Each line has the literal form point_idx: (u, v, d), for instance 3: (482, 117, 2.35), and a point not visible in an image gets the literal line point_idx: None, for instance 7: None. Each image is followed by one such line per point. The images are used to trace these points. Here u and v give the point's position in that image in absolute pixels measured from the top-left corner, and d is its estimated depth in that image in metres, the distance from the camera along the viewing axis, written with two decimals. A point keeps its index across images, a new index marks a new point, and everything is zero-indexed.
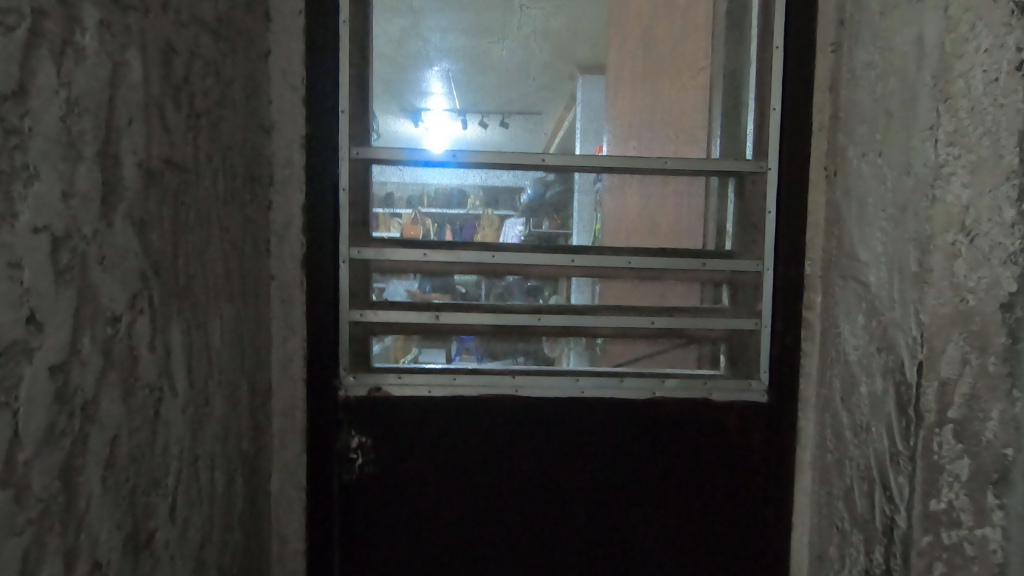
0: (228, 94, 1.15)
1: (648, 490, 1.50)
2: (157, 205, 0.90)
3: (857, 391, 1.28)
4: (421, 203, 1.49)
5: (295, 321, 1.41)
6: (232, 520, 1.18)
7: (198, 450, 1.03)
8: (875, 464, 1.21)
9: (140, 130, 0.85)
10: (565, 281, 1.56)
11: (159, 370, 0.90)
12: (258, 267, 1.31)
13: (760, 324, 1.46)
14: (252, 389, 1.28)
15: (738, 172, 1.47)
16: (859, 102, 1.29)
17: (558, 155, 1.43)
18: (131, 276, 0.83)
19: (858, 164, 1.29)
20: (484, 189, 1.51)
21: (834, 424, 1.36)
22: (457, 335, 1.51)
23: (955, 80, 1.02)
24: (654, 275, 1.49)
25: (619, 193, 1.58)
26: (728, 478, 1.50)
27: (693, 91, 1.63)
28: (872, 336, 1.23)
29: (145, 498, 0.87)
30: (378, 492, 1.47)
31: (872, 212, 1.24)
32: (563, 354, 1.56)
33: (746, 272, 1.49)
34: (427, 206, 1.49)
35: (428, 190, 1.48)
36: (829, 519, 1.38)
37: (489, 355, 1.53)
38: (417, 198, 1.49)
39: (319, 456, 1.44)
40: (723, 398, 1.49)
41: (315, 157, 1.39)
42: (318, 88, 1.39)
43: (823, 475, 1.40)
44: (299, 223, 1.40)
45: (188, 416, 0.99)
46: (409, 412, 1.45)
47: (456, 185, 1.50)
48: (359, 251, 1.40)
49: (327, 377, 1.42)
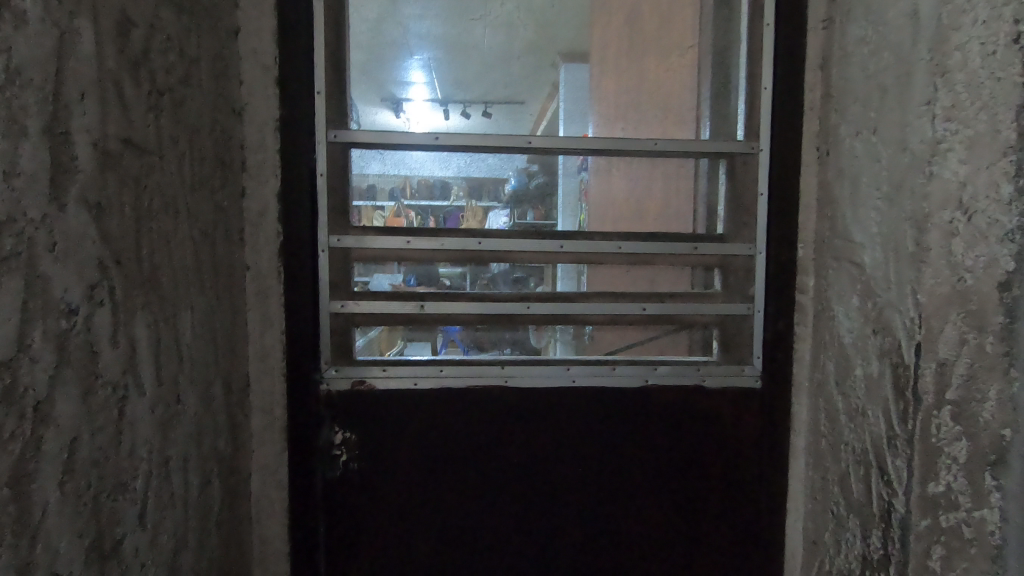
0: (194, 72, 1.08)
1: (642, 478, 1.48)
2: (116, 188, 0.83)
3: (852, 373, 1.25)
4: (404, 195, 1.42)
5: (273, 314, 1.34)
6: (208, 523, 1.12)
7: (169, 451, 0.97)
8: (871, 449, 1.19)
9: (95, 107, 0.78)
10: (551, 267, 1.49)
11: (123, 366, 0.84)
12: (231, 257, 1.24)
13: (753, 308, 1.43)
14: (228, 386, 1.22)
15: (728, 154, 1.45)
16: (851, 78, 1.26)
17: (547, 137, 1.39)
18: (88, 265, 0.77)
19: (851, 143, 1.26)
20: (466, 179, 1.47)
21: (829, 409, 1.34)
22: (441, 327, 1.45)
23: (952, 53, 1.00)
24: (645, 260, 1.47)
25: (605, 177, 1.58)
26: (721, 463, 1.48)
27: (686, 69, 1.56)
28: (867, 318, 1.20)
29: (111, 503, 0.81)
30: (364, 488, 1.42)
31: (866, 192, 1.21)
32: (549, 343, 1.50)
33: (738, 256, 1.45)
34: (410, 197, 1.42)
35: (411, 180, 1.42)
36: (823, 503, 1.36)
37: (476, 346, 1.47)
38: (401, 188, 1.42)
39: (302, 453, 1.39)
40: (717, 384, 1.46)
41: (290, 141, 1.33)
42: (293, 69, 1.32)
43: (818, 460, 1.38)
44: (274, 210, 1.33)
45: (157, 415, 0.93)
46: (396, 405, 1.40)
47: (440, 175, 1.45)
48: (339, 239, 1.34)
49: (308, 370, 1.36)
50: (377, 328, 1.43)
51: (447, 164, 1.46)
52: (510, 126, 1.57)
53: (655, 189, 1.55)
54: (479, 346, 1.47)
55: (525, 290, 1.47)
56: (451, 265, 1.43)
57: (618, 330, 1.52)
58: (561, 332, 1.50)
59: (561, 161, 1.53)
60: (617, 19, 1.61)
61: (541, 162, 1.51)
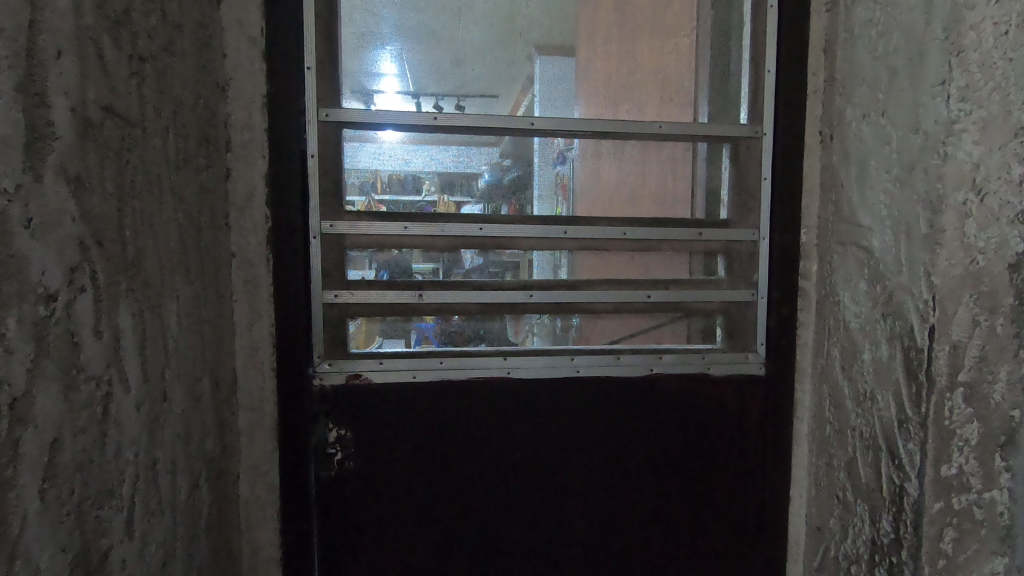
0: (177, 39, 0.99)
1: (649, 468, 1.45)
2: (97, 160, 0.74)
3: (859, 358, 1.24)
4: (375, 189, 1.32)
5: (262, 306, 1.25)
6: (197, 529, 1.04)
7: (156, 452, 0.88)
8: (880, 433, 1.19)
9: (74, 68, 0.70)
10: (527, 255, 1.38)
11: (107, 359, 0.76)
12: (217, 243, 1.15)
13: (756, 295, 1.42)
14: (215, 382, 1.13)
15: (732, 138, 1.43)
16: (858, 61, 1.25)
17: (548, 120, 1.36)
18: (68, 245, 0.68)
19: (857, 127, 1.25)
20: (439, 173, 1.35)
21: (834, 394, 1.33)
22: (414, 323, 1.36)
23: (966, 33, 0.99)
24: (650, 247, 1.43)
25: (595, 163, 1.45)
26: (725, 451, 1.46)
27: (684, 56, 1.50)
28: (876, 302, 1.19)
29: (96, 512, 0.73)
30: (363, 487, 1.35)
31: (874, 175, 1.20)
32: (525, 338, 1.40)
33: (741, 242, 1.44)
34: (381, 192, 1.32)
35: (384, 174, 1.32)
36: (828, 489, 1.35)
37: (449, 342, 1.37)
38: (376, 182, 1.32)
39: (293, 452, 1.31)
40: (722, 371, 1.44)
41: (278, 119, 1.24)
42: (282, 43, 1.24)
43: (823, 445, 1.37)
44: (262, 194, 1.24)
45: (143, 414, 0.85)
46: (395, 400, 1.33)
47: (411, 168, 1.34)
48: (333, 224, 1.27)
49: (300, 365, 1.28)
50: (354, 321, 1.33)
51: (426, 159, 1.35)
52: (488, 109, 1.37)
53: (650, 170, 1.46)
54: (452, 340, 1.38)
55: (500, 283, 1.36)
56: (425, 260, 1.34)
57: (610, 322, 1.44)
58: (537, 325, 1.41)
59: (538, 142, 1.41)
60: (604, 13, 1.52)
61: (515, 155, 1.40)
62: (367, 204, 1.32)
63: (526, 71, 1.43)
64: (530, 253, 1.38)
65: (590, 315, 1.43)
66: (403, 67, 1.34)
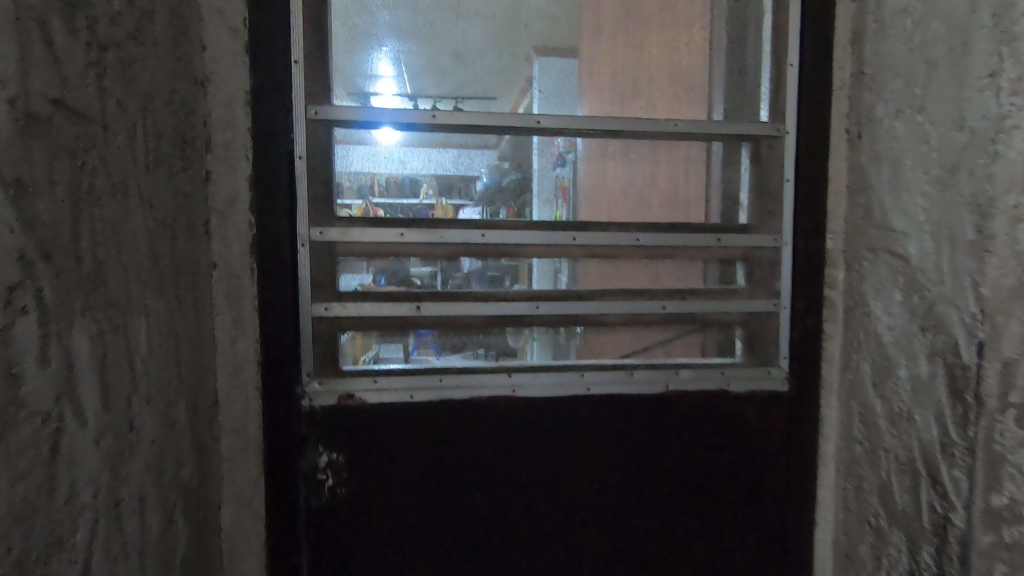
0: (148, 27, 0.89)
1: (664, 491, 1.35)
2: (42, 161, 0.65)
3: (894, 374, 1.15)
4: (373, 192, 1.23)
5: (247, 320, 1.15)
6: (172, 570, 0.94)
7: (120, 490, 0.78)
8: (920, 457, 1.09)
9: (12, 53, 0.60)
10: (527, 263, 1.29)
11: (56, 390, 0.66)
12: (195, 253, 1.05)
13: (779, 303, 1.32)
14: (192, 405, 1.03)
15: (752, 137, 1.34)
16: (890, 53, 1.16)
17: (556, 117, 1.25)
18: (6, 260, 0.59)
19: (891, 124, 1.16)
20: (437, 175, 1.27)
21: (865, 413, 1.23)
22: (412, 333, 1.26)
23: (1019, 19, 0.89)
24: (663, 254, 1.34)
25: (599, 166, 1.36)
26: (746, 472, 1.36)
27: (697, 53, 1.40)
28: (913, 314, 1.10)
29: (42, 569, 0.63)
30: (357, 517, 1.25)
31: (909, 177, 1.11)
32: (526, 345, 1.32)
33: (762, 248, 1.34)
34: (379, 195, 1.23)
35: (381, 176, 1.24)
36: (859, 514, 1.26)
37: (448, 349, 1.28)
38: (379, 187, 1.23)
39: (281, 480, 1.20)
40: (742, 387, 1.34)
41: (263, 117, 1.14)
42: (267, 35, 1.14)
43: (852, 467, 1.27)
44: (246, 199, 1.14)
45: (105, 448, 0.75)
46: (391, 422, 1.23)
47: (408, 170, 1.25)
48: (321, 231, 1.17)
49: (288, 384, 1.18)
50: (347, 335, 1.24)
51: (421, 159, 1.26)
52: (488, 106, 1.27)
53: (663, 172, 1.37)
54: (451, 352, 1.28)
55: (501, 290, 1.28)
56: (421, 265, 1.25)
57: (613, 333, 1.36)
58: (539, 332, 1.32)
59: (536, 139, 1.32)
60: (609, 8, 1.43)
61: (514, 158, 1.31)
62: (365, 208, 1.22)
63: (526, 73, 1.31)
64: (532, 260, 1.29)
65: (597, 326, 1.34)
66: (402, 68, 1.25)
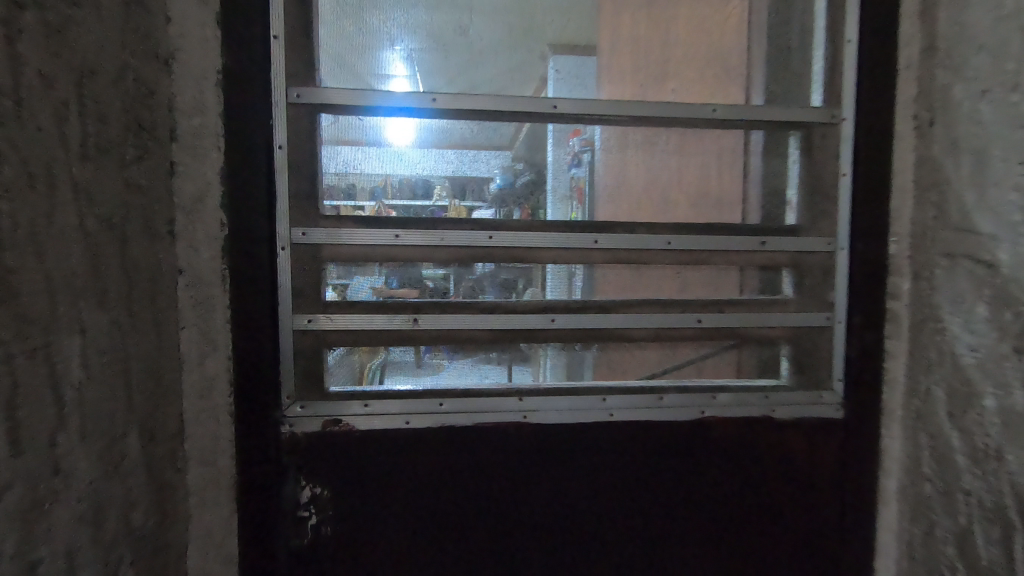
0: None
1: (698, 533, 1.17)
2: None
3: (976, 404, 0.97)
4: (385, 194, 1.06)
5: (218, 334, 1.00)
6: None
7: (36, 552, 0.64)
8: (1013, 506, 0.91)
9: None
10: (541, 268, 1.12)
11: None
12: (154, 257, 0.90)
13: (833, 319, 1.16)
14: (148, 435, 0.88)
15: (803, 125, 1.16)
16: (971, 23, 0.98)
17: (575, 101, 1.09)
18: None
19: (973, 107, 0.98)
20: (445, 173, 1.10)
21: (937, 447, 1.05)
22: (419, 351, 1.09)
23: None
24: (699, 260, 1.16)
25: (619, 158, 1.15)
26: (793, 511, 1.18)
27: (732, 26, 1.20)
28: (1003, 333, 0.91)
29: None
30: (345, 560, 1.09)
31: (998, 169, 0.93)
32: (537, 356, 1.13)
33: (813, 253, 1.16)
34: (393, 197, 1.07)
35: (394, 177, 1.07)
36: (929, 565, 1.07)
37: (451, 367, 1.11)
38: (382, 186, 1.07)
39: (258, 518, 1.05)
40: (788, 415, 1.17)
41: (237, 102, 1.00)
42: (244, 8, 1.00)
43: (921, 509, 1.09)
44: (217, 195, 0.99)
45: (12, 502, 0.60)
46: (384, 453, 1.08)
47: (415, 167, 1.08)
48: (305, 232, 1.03)
49: (265, 407, 1.04)
50: (335, 352, 1.07)
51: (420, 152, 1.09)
52: (500, 85, 1.10)
53: (692, 166, 1.17)
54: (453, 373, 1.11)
55: (513, 299, 1.11)
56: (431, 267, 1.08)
57: (637, 349, 1.16)
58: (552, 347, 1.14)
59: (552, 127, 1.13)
60: None
61: (530, 157, 1.12)
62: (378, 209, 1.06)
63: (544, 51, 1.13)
64: (547, 266, 1.12)
65: (621, 344, 1.16)
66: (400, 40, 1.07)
